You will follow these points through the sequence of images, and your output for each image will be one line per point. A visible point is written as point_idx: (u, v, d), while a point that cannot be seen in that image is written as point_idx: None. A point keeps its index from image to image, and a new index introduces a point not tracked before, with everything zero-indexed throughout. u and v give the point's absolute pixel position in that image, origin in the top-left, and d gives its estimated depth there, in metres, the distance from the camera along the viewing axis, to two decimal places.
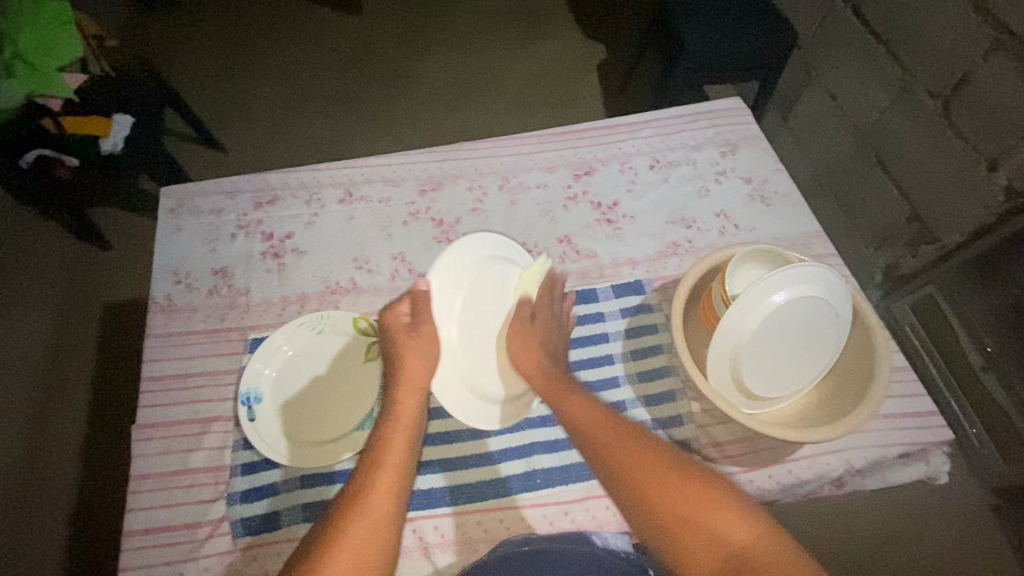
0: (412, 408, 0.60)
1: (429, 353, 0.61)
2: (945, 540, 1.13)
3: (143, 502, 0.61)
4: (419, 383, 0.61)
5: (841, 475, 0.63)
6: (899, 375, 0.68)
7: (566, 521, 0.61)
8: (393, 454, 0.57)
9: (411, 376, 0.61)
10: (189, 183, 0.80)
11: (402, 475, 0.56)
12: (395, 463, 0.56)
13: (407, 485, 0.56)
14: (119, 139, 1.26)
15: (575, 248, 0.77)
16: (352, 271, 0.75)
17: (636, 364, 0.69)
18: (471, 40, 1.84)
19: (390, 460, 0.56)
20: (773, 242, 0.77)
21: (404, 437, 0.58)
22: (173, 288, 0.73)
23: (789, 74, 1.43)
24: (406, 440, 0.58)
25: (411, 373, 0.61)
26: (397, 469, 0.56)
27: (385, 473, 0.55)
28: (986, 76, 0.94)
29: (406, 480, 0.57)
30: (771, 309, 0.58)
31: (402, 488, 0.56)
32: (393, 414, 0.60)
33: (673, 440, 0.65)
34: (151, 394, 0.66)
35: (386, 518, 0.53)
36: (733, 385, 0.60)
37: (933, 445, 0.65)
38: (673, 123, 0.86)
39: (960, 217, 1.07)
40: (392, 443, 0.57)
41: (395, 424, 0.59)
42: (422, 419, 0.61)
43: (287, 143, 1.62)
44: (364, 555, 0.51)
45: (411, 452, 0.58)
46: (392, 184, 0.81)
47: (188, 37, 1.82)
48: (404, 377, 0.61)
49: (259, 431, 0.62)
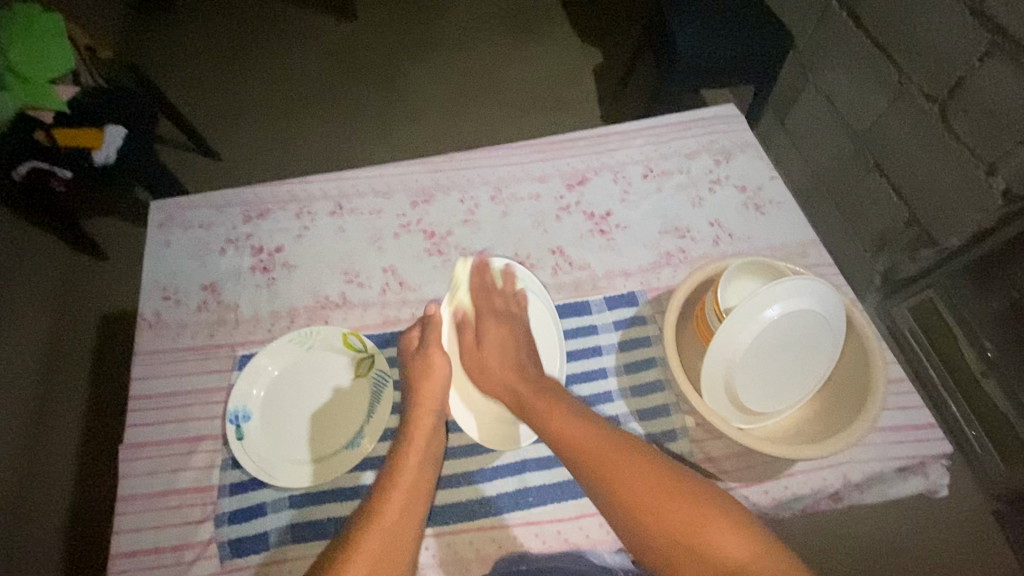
0: (427, 428, 0.61)
1: (436, 375, 0.63)
2: (946, 545, 1.11)
3: (129, 524, 0.60)
4: (433, 404, 0.62)
5: (838, 489, 0.62)
6: (896, 387, 0.67)
7: (560, 541, 0.59)
8: (407, 474, 0.57)
9: (427, 394, 0.62)
10: (179, 197, 0.79)
11: (416, 493, 0.56)
12: (409, 481, 0.57)
13: (421, 504, 0.56)
14: (112, 148, 1.22)
15: (567, 259, 0.76)
16: (343, 284, 0.74)
17: (630, 377, 0.68)
18: (466, 45, 1.84)
19: (404, 478, 0.57)
20: (768, 251, 0.76)
21: (416, 458, 0.58)
22: (161, 304, 0.72)
23: (786, 76, 1.41)
24: (421, 459, 0.59)
25: (423, 398, 0.62)
26: (412, 487, 0.57)
27: (397, 491, 0.56)
28: (986, 79, 0.93)
29: (421, 498, 0.57)
30: (766, 324, 0.58)
31: (417, 505, 0.56)
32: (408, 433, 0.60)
33: (667, 455, 0.64)
34: (139, 413, 0.66)
35: (401, 534, 0.54)
36: (727, 401, 0.59)
37: (932, 458, 0.63)
38: (666, 130, 0.85)
39: (959, 220, 1.06)
40: (405, 463, 0.58)
41: (411, 443, 0.59)
42: (437, 440, 0.61)
43: (281, 150, 1.62)
44: (381, 570, 0.51)
45: (425, 471, 0.58)
46: (383, 196, 0.80)
47: (184, 46, 1.82)
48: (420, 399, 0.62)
49: (247, 451, 0.61)
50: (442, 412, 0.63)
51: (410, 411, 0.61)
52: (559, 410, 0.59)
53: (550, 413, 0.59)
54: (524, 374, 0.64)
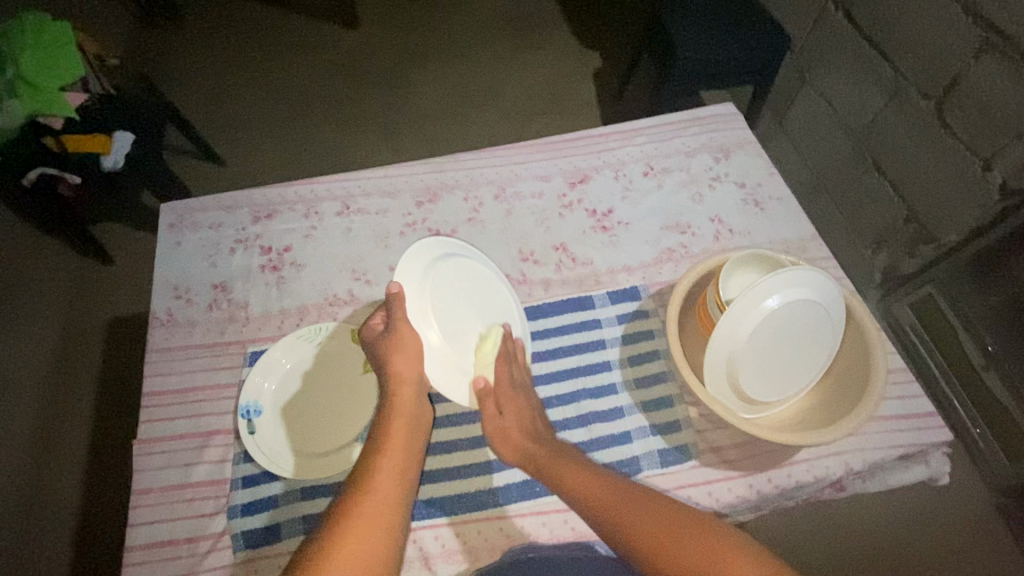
0: (409, 398, 0.61)
1: (408, 350, 0.60)
2: (952, 539, 1.12)
3: (145, 517, 0.62)
4: (409, 375, 0.61)
5: (841, 477, 0.63)
6: (895, 376, 0.68)
7: (567, 530, 0.60)
8: (394, 441, 0.58)
9: (402, 370, 0.61)
10: (190, 199, 0.81)
11: (404, 464, 0.57)
12: (398, 448, 0.58)
13: (410, 477, 0.57)
14: (120, 155, 1.28)
15: (570, 256, 0.78)
16: (350, 282, 0.75)
17: (634, 370, 0.69)
18: (468, 51, 1.87)
19: (393, 445, 0.58)
20: (769, 246, 0.77)
21: (401, 428, 0.60)
22: (173, 303, 0.74)
23: (784, 77, 1.43)
24: (406, 425, 0.60)
25: (399, 372, 0.61)
26: (400, 458, 0.58)
27: (386, 457, 0.57)
28: (979, 77, 0.95)
29: (411, 468, 0.58)
30: (766, 314, 0.59)
31: (406, 472, 0.57)
32: (390, 405, 0.61)
33: (672, 444, 0.65)
34: (152, 409, 0.67)
35: (393, 502, 0.54)
36: (730, 390, 0.60)
37: (933, 446, 0.64)
38: (666, 130, 0.87)
39: (957, 217, 1.07)
40: (391, 430, 0.59)
41: (395, 412, 0.60)
42: (422, 412, 0.62)
43: (286, 156, 1.64)
44: (374, 529, 0.52)
45: (412, 445, 0.59)
46: (389, 196, 0.82)
47: (191, 56, 1.84)
48: (395, 377, 0.61)
49: (259, 444, 0.63)
50: (422, 382, 0.63)
51: (387, 384, 0.62)
52: (578, 468, 0.58)
53: (568, 471, 0.58)
54: (537, 430, 0.63)
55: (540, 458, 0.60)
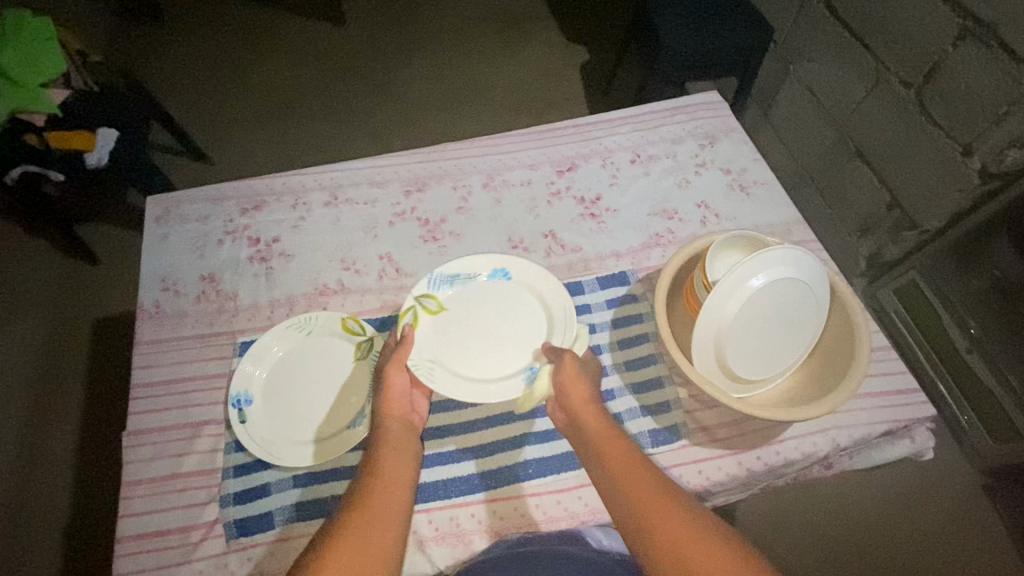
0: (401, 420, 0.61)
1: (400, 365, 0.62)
2: (938, 518, 1.14)
3: (134, 508, 0.61)
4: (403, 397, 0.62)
5: (828, 454, 0.64)
6: (879, 354, 0.69)
7: (560, 510, 0.61)
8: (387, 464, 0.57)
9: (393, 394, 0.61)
10: (177, 192, 0.80)
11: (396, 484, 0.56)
12: (389, 470, 0.56)
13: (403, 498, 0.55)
14: (104, 151, 1.27)
15: (560, 242, 0.78)
16: (340, 271, 0.75)
17: (624, 353, 0.70)
18: (454, 45, 1.86)
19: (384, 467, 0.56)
20: (754, 229, 0.78)
21: (395, 451, 0.58)
22: (161, 295, 0.74)
23: (767, 70, 1.45)
24: (399, 446, 0.58)
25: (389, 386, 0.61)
26: (394, 479, 0.56)
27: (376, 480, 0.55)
28: (957, 63, 0.97)
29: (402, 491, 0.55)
30: (751, 293, 0.60)
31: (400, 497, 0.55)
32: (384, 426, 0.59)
33: (662, 426, 0.65)
34: (141, 401, 0.67)
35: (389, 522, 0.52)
36: (717, 369, 0.61)
37: (917, 422, 0.65)
38: (651, 118, 0.88)
39: (939, 202, 1.08)
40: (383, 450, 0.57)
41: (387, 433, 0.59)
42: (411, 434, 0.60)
43: (272, 152, 1.63)
44: (366, 545, 0.50)
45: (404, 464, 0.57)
46: (378, 186, 0.82)
47: (174, 53, 1.83)
48: (386, 408, 0.60)
49: (249, 432, 0.63)
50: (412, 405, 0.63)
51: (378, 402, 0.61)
52: (622, 450, 0.56)
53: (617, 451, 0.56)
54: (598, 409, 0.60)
55: (594, 425, 0.59)
